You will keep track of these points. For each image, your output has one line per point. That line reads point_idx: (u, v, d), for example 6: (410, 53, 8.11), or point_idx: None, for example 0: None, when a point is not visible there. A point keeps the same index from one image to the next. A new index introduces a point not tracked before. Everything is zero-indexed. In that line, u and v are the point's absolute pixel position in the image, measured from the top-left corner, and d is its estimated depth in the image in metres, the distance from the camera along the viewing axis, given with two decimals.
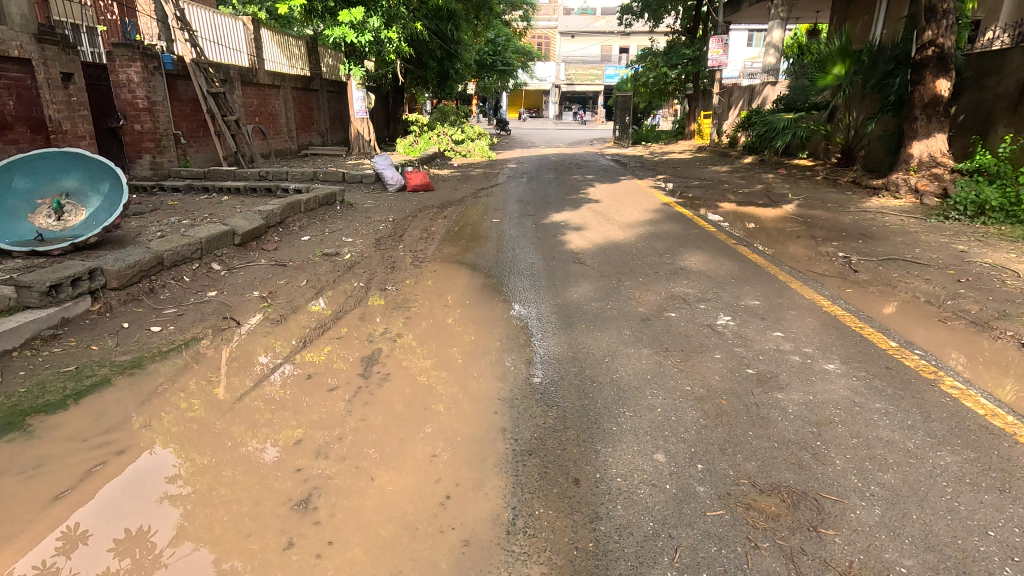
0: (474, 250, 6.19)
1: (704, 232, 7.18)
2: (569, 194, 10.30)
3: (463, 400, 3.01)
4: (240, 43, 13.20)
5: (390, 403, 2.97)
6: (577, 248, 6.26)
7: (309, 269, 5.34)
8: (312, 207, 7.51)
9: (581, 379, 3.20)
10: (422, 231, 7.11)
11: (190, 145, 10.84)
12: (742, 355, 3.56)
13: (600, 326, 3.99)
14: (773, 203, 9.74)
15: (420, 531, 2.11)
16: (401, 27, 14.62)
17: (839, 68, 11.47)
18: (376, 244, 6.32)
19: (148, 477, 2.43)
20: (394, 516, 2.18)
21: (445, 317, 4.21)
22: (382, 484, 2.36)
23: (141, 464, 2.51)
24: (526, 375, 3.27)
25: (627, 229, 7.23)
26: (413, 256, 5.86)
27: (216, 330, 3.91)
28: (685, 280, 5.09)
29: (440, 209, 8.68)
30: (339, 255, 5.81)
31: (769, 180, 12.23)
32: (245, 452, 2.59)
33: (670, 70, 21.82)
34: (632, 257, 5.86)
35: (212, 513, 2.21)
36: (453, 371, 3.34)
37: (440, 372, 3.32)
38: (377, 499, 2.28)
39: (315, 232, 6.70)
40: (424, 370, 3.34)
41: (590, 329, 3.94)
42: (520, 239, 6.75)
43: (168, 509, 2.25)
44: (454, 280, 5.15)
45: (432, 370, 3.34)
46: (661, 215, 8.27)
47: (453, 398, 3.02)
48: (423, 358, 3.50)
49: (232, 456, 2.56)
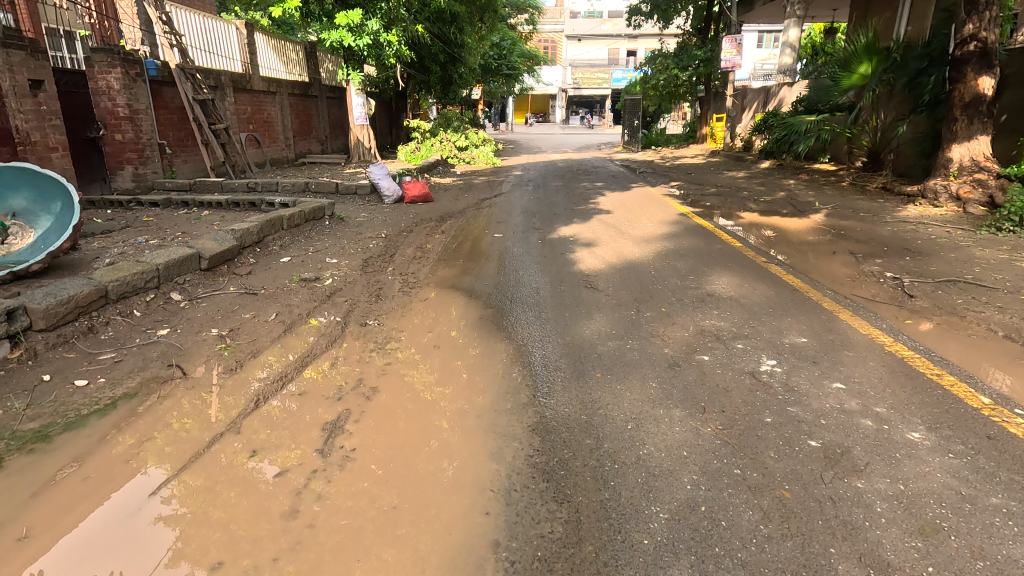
0: (473, 272, 5.53)
1: (729, 248, 6.47)
2: (578, 205, 9.61)
3: (468, 418, 2.87)
4: (233, 49, 12.75)
5: (392, 419, 2.86)
6: (588, 269, 5.58)
7: (283, 299, 4.66)
8: (297, 223, 6.83)
9: (598, 456, 2.51)
10: (416, 249, 6.46)
11: (177, 155, 10.31)
12: (798, 419, 2.81)
13: (619, 376, 3.29)
14: (799, 212, 9.01)
15: (425, 556, 2.00)
16: (402, 29, 14.09)
17: (865, 67, 10.73)
18: (363, 265, 5.66)
19: (122, 515, 2.25)
20: (397, 536, 2.10)
21: (449, 330, 4.06)
22: (385, 499, 2.29)
23: (123, 494, 2.36)
24: (528, 450, 2.58)
25: (643, 246, 6.54)
26: (403, 280, 5.20)
27: (156, 381, 3.25)
28: (715, 311, 4.37)
29: (439, 223, 8.04)
30: (319, 280, 5.14)
31: (791, 187, 11.47)
32: (187, 529, 2.16)
33: (681, 71, 21.09)
34: (651, 280, 5.18)
35: (209, 534, 2.13)
36: (456, 387, 3.19)
37: (443, 389, 3.16)
38: (381, 514, 2.21)
39: (298, 252, 6.06)
40: (426, 387, 3.18)
41: (594, 387, 3.16)
42: (524, 257, 6.09)
43: (162, 530, 2.17)
44: (450, 309, 4.52)
45: (436, 386, 3.19)
46: (679, 227, 7.57)
47: (457, 415, 2.89)
48: (427, 373, 3.36)
49: (172, 534, 2.14)
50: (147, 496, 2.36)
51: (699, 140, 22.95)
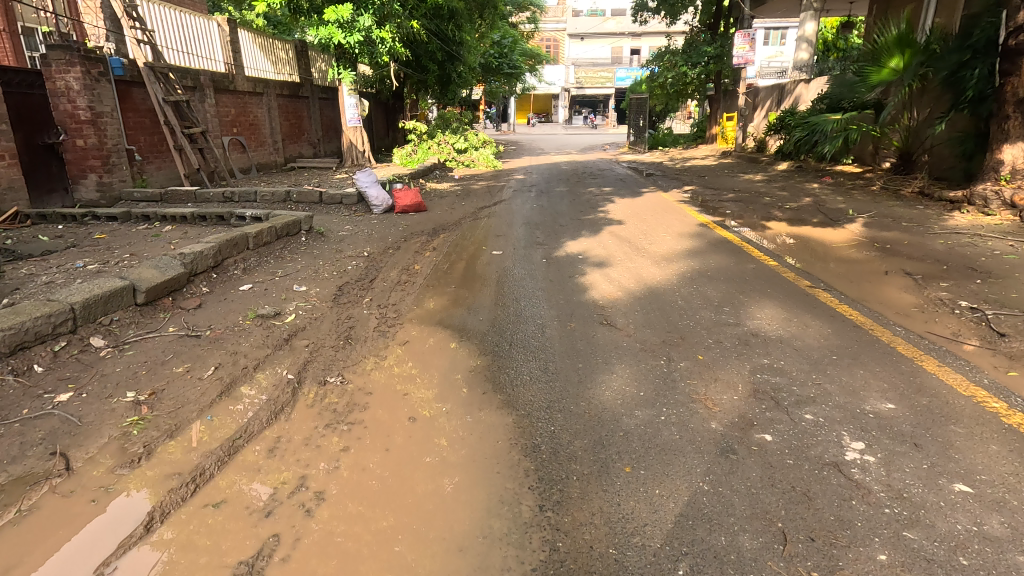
0: (466, 302, 4.68)
1: (763, 267, 5.62)
2: (585, 213, 8.74)
3: (468, 433, 2.76)
4: (215, 49, 11.94)
5: (388, 434, 2.74)
6: (603, 297, 4.72)
7: (231, 344, 3.78)
8: (267, 241, 5.95)
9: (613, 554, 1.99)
10: (401, 270, 5.62)
11: (149, 162, 9.49)
12: (927, 558, 1.93)
13: (665, 468, 2.45)
14: (833, 221, 8.12)
15: None
16: (396, 26, 13.28)
17: (897, 61, 10.11)
18: (334, 295, 4.77)
19: (101, 539, 2.11)
20: (395, 554, 2.02)
21: (445, 357, 3.63)
22: (381, 522, 2.17)
23: (107, 515, 2.22)
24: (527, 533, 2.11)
25: (664, 265, 5.68)
26: (381, 314, 4.33)
27: (26, 482, 2.39)
28: (768, 361, 3.49)
29: (431, 237, 7.18)
30: (279, 316, 4.27)
31: (816, 191, 10.54)
32: None
33: (690, 69, 20.00)
34: (679, 313, 4.32)
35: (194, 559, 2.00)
36: (455, 402, 3.05)
37: (442, 405, 3.03)
38: (378, 537, 2.10)
39: (263, 277, 5.23)
40: (424, 401, 3.05)
41: (617, 491, 2.30)
42: (527, 281, 5.24)
43: (147, 555, 2.04)
44: (437, 356, 3.66)
45: (433, 401, 3.06)
46: (701, 241, 6.70)
47: (456, 430, 2.78)
48: (426, 387, 3.23)
49: None
50: (126, 518, 2.20)
51: (709, 140, 21.99)
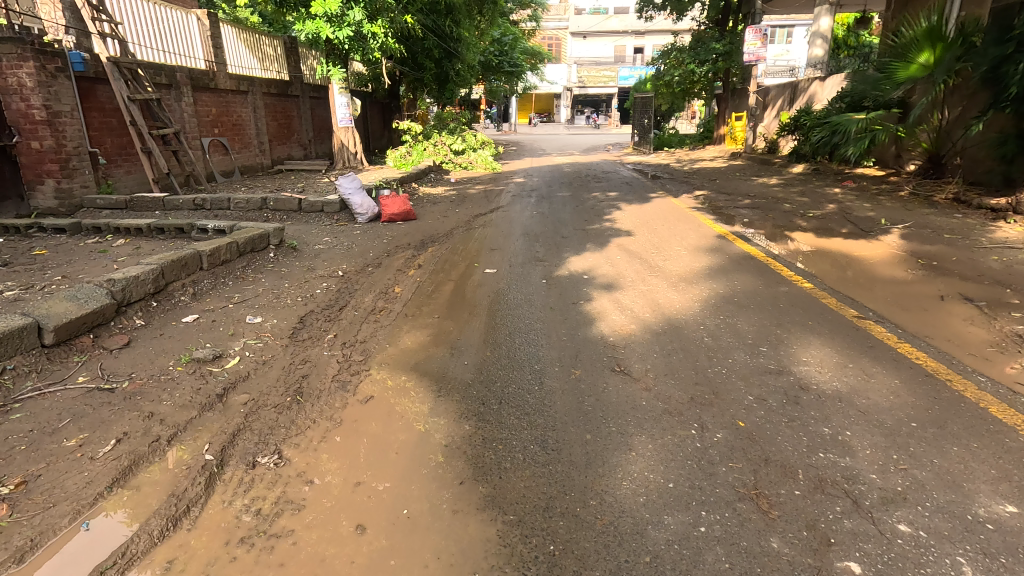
0: (450, 339, 3.90)
1: (798, 291, 4.88)
2: (590, 222, 7.97)
3: (464, 444, 2.65)
4: (194, 45, 11.08)
5: (384, 449, 2.63)
6: (613, 331, 3.98)
7: (149, 402, 3.00)
8: (226, 259, 5.19)
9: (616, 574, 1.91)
10: (378, 294, 4.86)
11: (117, 165, 8.77)
12: None
13: None
14: (864, 232, 7.35)
15: None
16: (389, 20, 12.53)
17: (927, 57, 9.48)
18: (292, 330, 3.99)
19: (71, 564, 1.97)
20: (391, 566, 1.97)
21: (413, 422, 2.86)
22: (375, 542, 2.07)
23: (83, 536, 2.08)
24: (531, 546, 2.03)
25: (683, 289, 4.91)
26: (343, 357, 3.57)
27: None
28: (831, 432, 2.70)
29: (418, 251, 6.42)
30: (218, 360, 3.49)
31: (839, 197, 9.78)
32: None
33: (698, 66, 19.22)
34: (706, 356, 3.55)
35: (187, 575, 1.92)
36: (451, 416, 2.90)
37: (438, 420, 2.87)
38: (372, 558, 2.00)
39: (214, 305, 4.47)
40: (418, 416, 2.90)
41: None
42: (524, 308, 4.50)
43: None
44: (406, 417, 2.91)
45: (428, 416, 2.90)
46: (722, 257, 5.93)
47: (451, 444, 2.65)
48: (419, 402, 3.05)
49: None
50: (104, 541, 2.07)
51: (717, 141, 21.18)
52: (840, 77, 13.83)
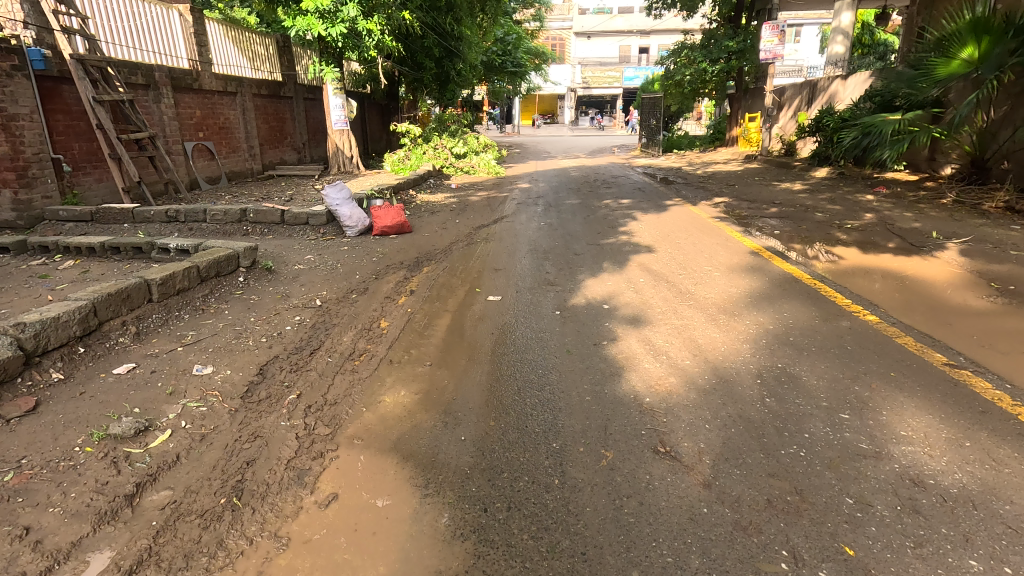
0: (443, 400, 3.08)
1: (862, 326, 4.07)
2: (604, 236, 7.17)
3: (464, 450, 2.62)
4: (176, 42, 10.32)
5: (382, 458, 2.58)
6: (650, 387, 3.17)
7: (30, 508, 2.20)
8: (182, 288, 4.39)
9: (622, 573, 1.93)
10: (360, 331, 4.04)
11: (85, 173, 8.01)
12: None
13: None
14: (915, 247, 6.51)
15: None
16: (386, 17, 11.79)
17: (969, 52, 8.69)
18: (247, 389, 3.18)
19: None
20: None
21: (410, 430, 2.80)
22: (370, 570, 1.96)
23: None
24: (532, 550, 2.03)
25: (724, 325, 4.09)
26: (305, 431, 2.76)
27: None
28: (983, 569, 1.90)
29: (411, 272, 5.62)
30: (142, 436, 2.69)
31: (874, 205, 8.97)
32: None
33: (710, 65, 18.44)
34: (778, 432, 2.72)
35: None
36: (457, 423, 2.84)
37: (439, 426, 2.83)
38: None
39: (159, 348, 3.69)
40: (417, 428, 2.81)
41: None
42: (535, 349, 3.71)
43: None
44: (404, 425, 2.84)
45: (424, 420, 2.88)
46: (762, 280, 5.15)
47: (453, 449, 2.62)
48: (420, 413, 2.95)
49: None
50: None
51: (729, 143, 20.29)
52: (865, 75, 13.00)
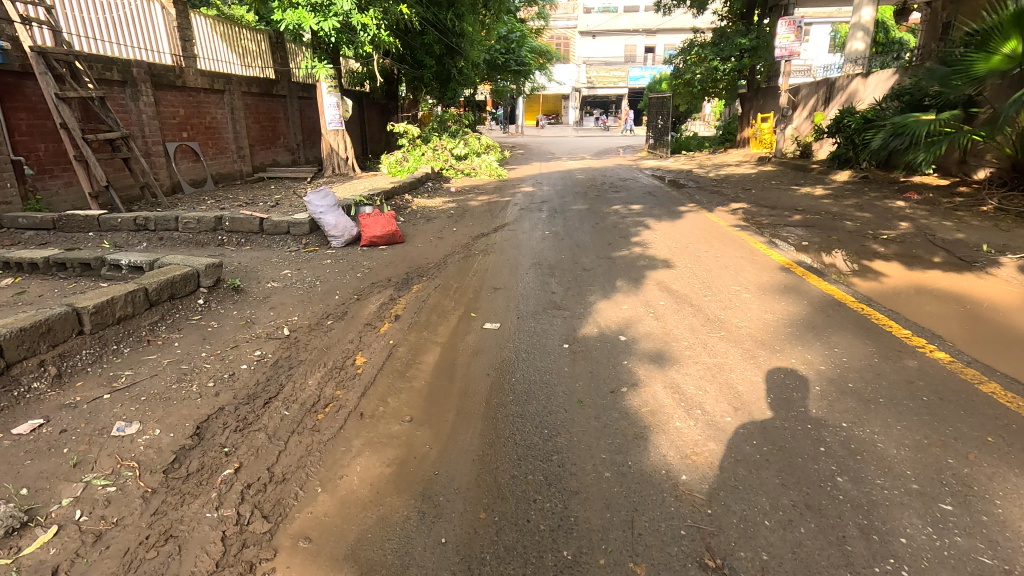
0: (423, 474, 2.43)
1: (934, 367, 3.38)
2: (615, 247, 6.50)
3: (453, 504, 2.25)
4: (157, 36, 9.69)
5: (357, 513, 2.20)
6: (686, 459, 2.50)
7: None
8: (123, 315, 3.73)
9: None
10: (329, 372, 3.37)
11: (53, 176, 7.39)
12: None
13: None
14: (965, 262, 5.81)
15: None
16: (382, 11, 11.11)
17: (1013, 46, 7.94)
18: (174, 457, 2.51)
19: None
20: None
21: (390, 479, 2.40)
22: None
23: None
24: None
25: (766, 365, 3.40)
26: (239, 528, 2.10)
27: None
28: None
29: (399, 291, 4.95)
30: (17, 536, 2.03)
31: (906, 212, 8.28)
32: None
33: (722, 63, 17.72)
34: (865, 538, 2.03)
35: None
36: (445, 473, 2.44)
37: (426, 474, 2.44)
38: None
39: (79, 397, 3.02)
40: (395, 482, 2.38)
41: None
42: (539, 398, 3.03)
43: None
44: (381, 471, 2.45)
45: (408, 466, 2.49)
46: (801, 304, 4.46)
47: (442, 504, 2.25)
48: (396, 465, 2.50)
49: None
50: None
51: (740, 144, 19.56)
52: (890, 72, 12.26)
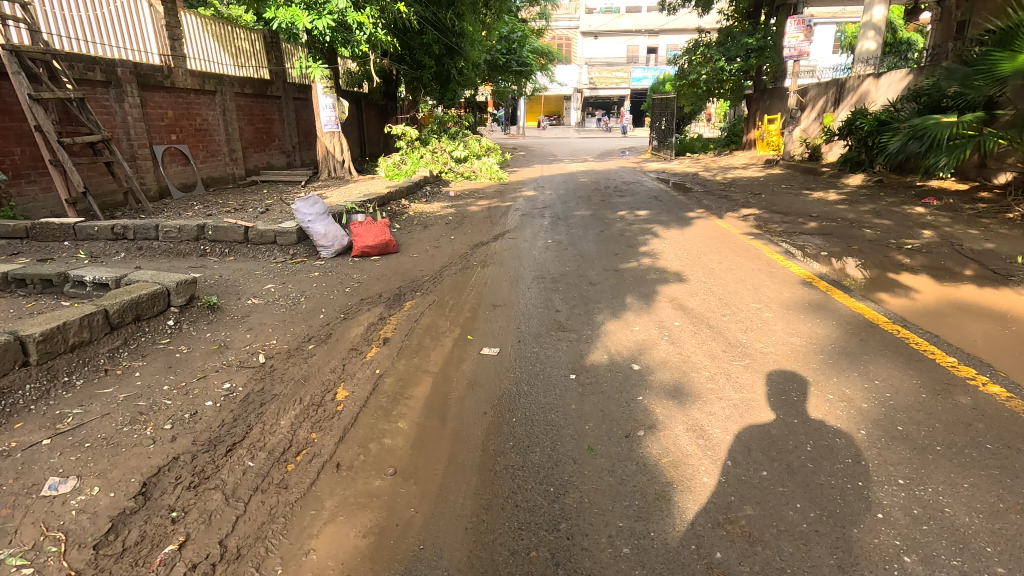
0: (406, 550, 2.04)
1: (993, 405, 2.96)
2: (622, 258, 6.10)
3: None
4: (144, 36, 9.33)
5: None
6: (720, 532, 2.09)
7: None
8: (78, 342, 3.34)
9: None
10: (305, 410, 2.97)
11: (29, 182, 7.02)
12: None
13: None
14: (1000, 275, 5.40)
15: None
16: (379, 9, 10.69)
17: None
18: (110, 526, 2.11)
19: None
20: None
21: (366, 557, 2.01)
22: None
23: None
24: None
25: (801, 403, 2.99)
26: None
27: None
28: None
29: (389, 309, 4.54)
30: None
31: (927, 219, 7.87)
32: None
33: (728, 63, 17.31)
34: None
35: None
36: (431, 548, 2.05)
37: (410, 548, 2.04)
38: None
39: (14, 443, 2.63)
40: (372, 560, 1.99)
41: None
42: (544, 446, 2.62)
43: None
44: (358, 545, 2.06)
45: (388, 537, 2.10)
46: (831, 325, 4.05)
47: None
48: (375, 535, 2.11)
49: None
50: None
51: (746, 146, 19.13)
52: (905, 72, 11.79)
